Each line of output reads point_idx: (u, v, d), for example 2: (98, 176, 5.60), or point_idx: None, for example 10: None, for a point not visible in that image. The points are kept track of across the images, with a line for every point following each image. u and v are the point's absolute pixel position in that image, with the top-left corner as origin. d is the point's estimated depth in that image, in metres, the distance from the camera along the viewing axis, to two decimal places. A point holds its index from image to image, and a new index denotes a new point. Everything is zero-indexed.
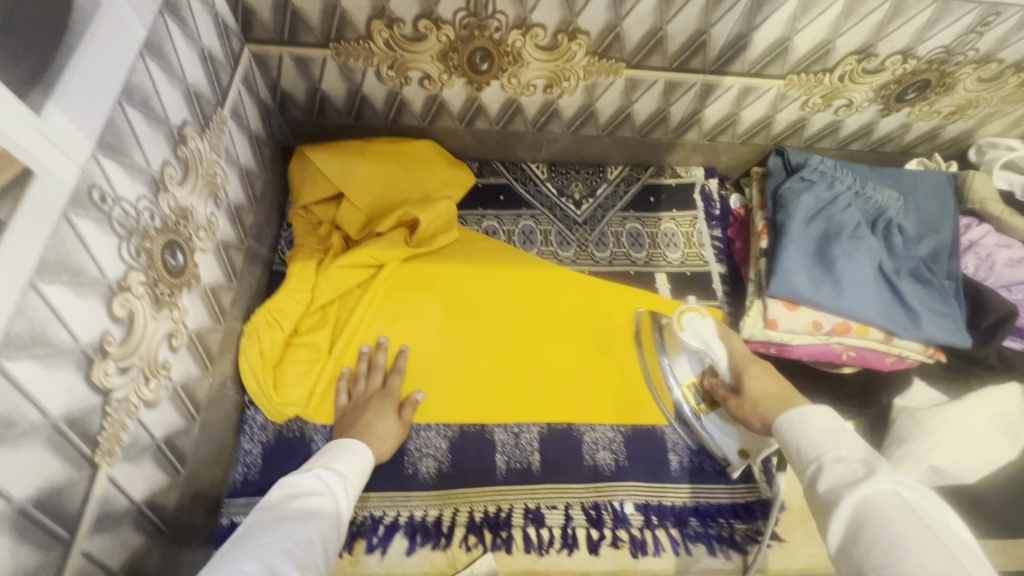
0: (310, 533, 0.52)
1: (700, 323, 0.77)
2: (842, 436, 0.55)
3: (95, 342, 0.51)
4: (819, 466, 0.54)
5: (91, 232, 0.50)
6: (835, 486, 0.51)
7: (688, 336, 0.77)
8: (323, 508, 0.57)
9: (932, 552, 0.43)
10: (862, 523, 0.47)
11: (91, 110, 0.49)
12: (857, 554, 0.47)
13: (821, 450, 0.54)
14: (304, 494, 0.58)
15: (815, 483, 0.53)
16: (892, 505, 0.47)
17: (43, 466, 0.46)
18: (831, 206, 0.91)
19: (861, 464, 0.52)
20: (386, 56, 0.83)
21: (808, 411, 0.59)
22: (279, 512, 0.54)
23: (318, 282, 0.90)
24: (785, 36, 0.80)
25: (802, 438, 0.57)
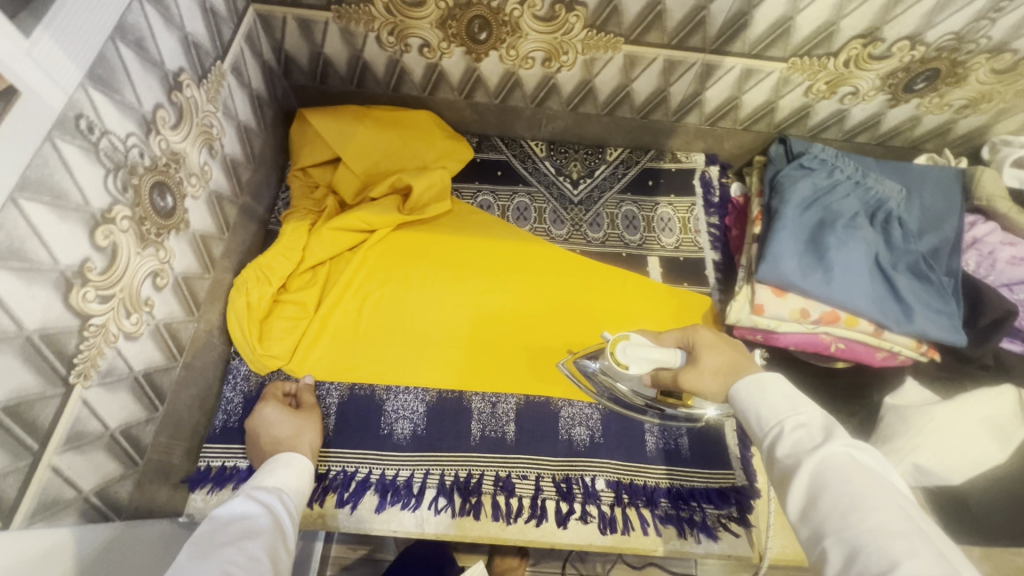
0: (251, 552, 0.51)
1: (636, 346, 0.72)
2: (797, 401, 0.56)
3: (76, 267, 0.54)
4: (780, 433, 0.54)
5: (76, 159, 0.52)
6: (794, 452, 0.51)
7: (637, 362, 0.71)
8: (262, 524, 0.56)
9: (888, 514, 0.44)
10: (821, 487, 0.48)
11: (81, 41, 0.51)
12: (816, 518, 0.47)
13: (781, 417, 0.54)
14: (238, 519, 0.56)
15: (775, 448, 0.53)
16: (847, 468, 0.48)
17: (15, 375, 0.48)
18: (829, 195, 0.89)
19: (818, 429, 0.52)
20: (386, 22, 0.85)
21: (765, 377, 0.59)
22: (212, 537, 0.52)
23: (309, 241, 0.91)
24: (786, 15, 0.79)
25: (761, 405, 0.57)
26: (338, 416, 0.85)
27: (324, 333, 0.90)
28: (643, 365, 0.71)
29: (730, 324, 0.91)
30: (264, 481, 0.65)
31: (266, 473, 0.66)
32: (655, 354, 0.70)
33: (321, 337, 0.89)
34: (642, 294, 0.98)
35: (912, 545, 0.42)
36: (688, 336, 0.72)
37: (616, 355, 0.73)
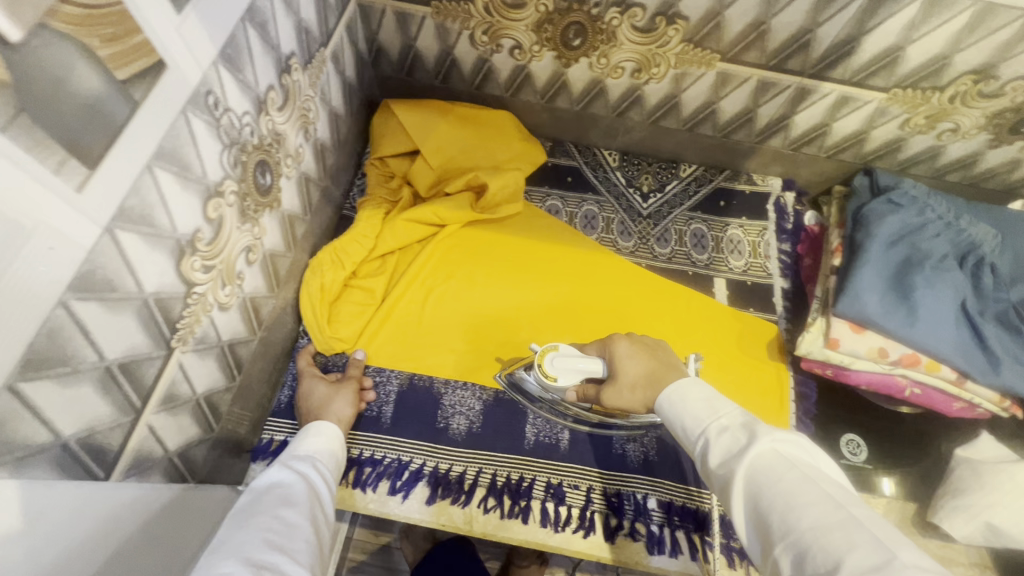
0: (288, 520, 0.53)
1: (563, 357, 0.76)
2: (716, 405, 0.59)
3: (189, 236, 0.56)
4: (707, 440, 0.56)
5: (202, 133, 0.54)
6: (726, 459, 0.53)
7: (566, 375, 0.75)
8: (296, 494, 0.58)
9: (821, 506, 0.44)
10: (758, 492, 0.48)
11: (218, 21, 0.53)
12: (761, 524, 0.47)
13: (705, 425, 0.57)
14: (275, 487, 0.58)
15: (708, 458, 0.55)
16: (776, 466, 0.49)
17: (134, 335, 0.50)
18: (918, 233, 0.86)
19: (741, 430, 0.54)
20: (483, 21, 0.85)
21: (683, 386, 0.62)
22: (254, 505, 0.54)
23: (383, 230, 0.93)
24: (897, 45, 0.76)
25: (684, 415, 0.60)
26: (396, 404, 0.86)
27: (388, 321, 0.91)
28: (574, 376, 0.75)
29: (799, 356, 0.89)
30: (297, 454, 0.67)
31: (299, 444, 0.69)
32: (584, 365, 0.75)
33: (385, 325, 0.91)
34: (710, 316, 0.97)
35: (849, 535, 0.41)
36: (608, 344, 0.76)
37: (546, 367, 0.76)
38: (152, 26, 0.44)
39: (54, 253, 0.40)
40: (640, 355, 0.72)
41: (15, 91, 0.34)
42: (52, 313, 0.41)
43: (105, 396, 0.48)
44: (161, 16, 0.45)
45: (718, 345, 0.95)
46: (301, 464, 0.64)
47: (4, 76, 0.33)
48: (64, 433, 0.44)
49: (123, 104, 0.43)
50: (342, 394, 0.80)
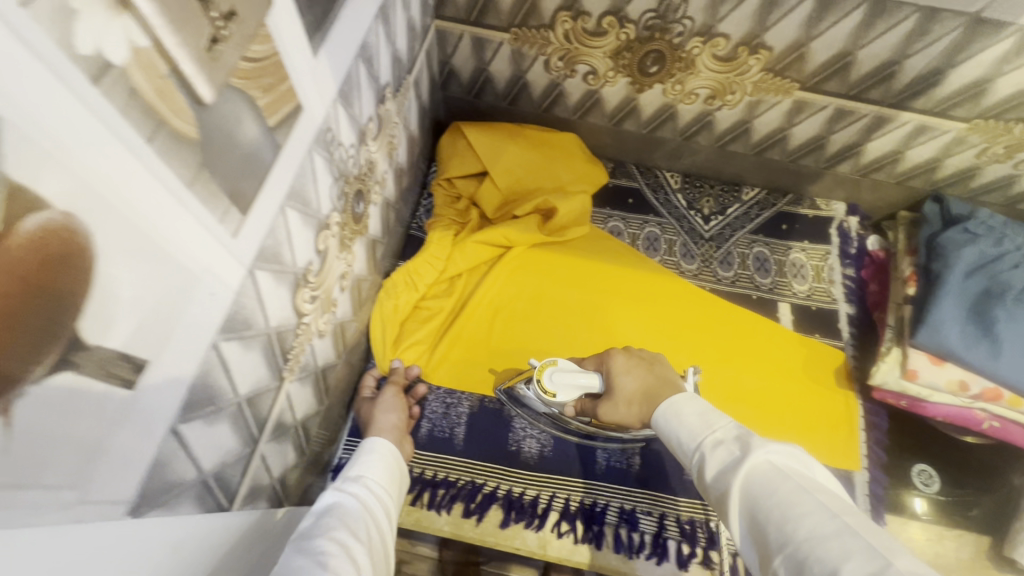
0: (342, 542, 0.51)
1: (560, 371, 0.77)
2: (710, 419, 0.58)
3: (304, 269, 0.57)
4: (703, 454, 0.55)
5: (321, 169, 0.55)
6: (721, 472, 0.52)
7: (567, 391, 0.76)
8: (353, 521, 0.55)
9: (817, 516, 0.43)
10: (754, 503, 0.47)
11: (340, 62, 0.54)
12: (760, 536, 0.45)
13: (700, 439, 0.56)
14: (329, 510, 0.56)
15: (703, 472, 0.54)
16: (770, 478, 0.47)
17: (259, 370, 0.51)
18: (997, 264, 0.84)
19: (735, 443, 0.53)
20: (560, 47, 0.86)
21: (678, 402, 0.62)
22: (308, 537, 0.51)
23: (453, 252, 0.94)
24: (985, 78, 0.76)
25: (680, 429, 0.60)
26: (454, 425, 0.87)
27: (456, 343, 0.92)
28: (574, 391, 0.76)
29: (873, 386, 0.88)
30: (350, 473, 0.65)
31: (353, 464, 0.67)
32: (581, 380, 0.75)
33: (453, 345, 0.91)
34: (774, 341, 0.96)
35: (845, 545, 0.39)
36: (607, 358, 0.77)
37: (545, 382, 0.76)
38: (296, 73, 0.45)
39: (212, 298, 0.41)
40: (638, 371, 0.74)
41: (199, 148, 0.35)
42: (206, 354, 0.42)
43: (234, 431, 0.49)
44: (303, 63, 0.46)
45: (782, 371, 0.94)
46: (355, 487, 0.62)
47: (194, 134, 0.34)
48: (205, 469, 0.46)
49: (271, 149, 0.44)
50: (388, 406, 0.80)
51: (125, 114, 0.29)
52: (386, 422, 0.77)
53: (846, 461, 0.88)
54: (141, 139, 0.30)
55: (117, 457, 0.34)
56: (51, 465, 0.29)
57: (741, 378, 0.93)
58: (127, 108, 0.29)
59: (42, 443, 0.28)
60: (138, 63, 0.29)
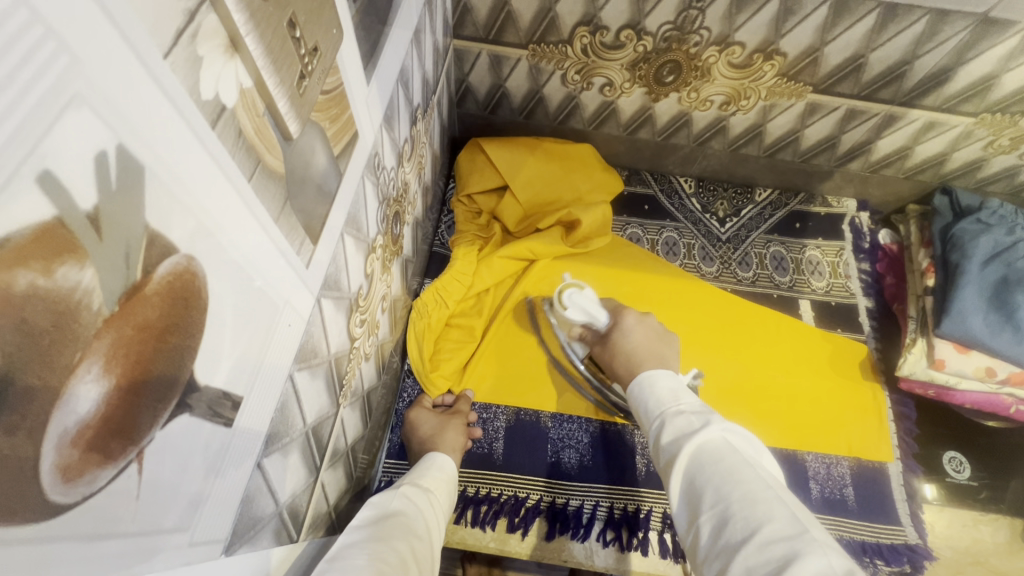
0: (401, 552, 0.48)
1: (581, 296, 0.82)
2: (680, 394, 0.59)
3: (356, 294, 0.57)
4: (663, 421, 0.57)
5: (370, 194, 0.56)
6: (675, 438, 0.53)
7: (574, 313, 0.81)
8: (416, 529, 0.53)
9: (753, 484, 0.46)
10: (699, 467, 0.49)
11: (385, 88, 0.55)
12: (693, 496, 0.49)
13: (665, 407, 0.58)
14: (395, 513, 0.54)
15: (660, 436, 0.55)
16: (721, 450, 0.50)
17: (322, 398, 0.51)
18: (1011, 251, 0.86)
19: (696, 416, 0.54)
20: (578, 61, 0.87)
21: (654, 373, 0.63)
22: (372, 533, 0.49)
23: (480, 268, 0.94)
24: (992, 74, 0.79)
25: (649, 398, 0.61)
26: (497, 365, 0.92)
27: (484, 353, 0.92)
28: (579, 318, 0.81)
29: (901, 378, 0.89)
30: (422, 479, 0.64)
31: (423, 473, 0.65)
32: (590, 311, 0.80)
33: (486, 359, 0.92)
34: (799, 339, 0.98)
35: (771, 510, 0.43)
36: (620, 316, 0.80)
37: (562, 296, 0.82)
38: (355, 103, 0.46)
39: (290, 329, 0.41)
40: (641, 329, 0.77)
41: (284, 182, 0.35)
42: (284, 385, 0.42)
43: (302, 461, 0.49)
44: (360, 92, 0.47)
45: (810, 367, 0.95)
46: (419, 494, 0.60)
47: (281, 168, 0.35)
48: (281, 502, 0.45)
49: (335, 178, 0.45)
50: (453, 425, 0.80)
51: (232, 152, 0.29)
52: (453, 442, 0.78)
53: (879, 450, 0.89)
54: (243, 176, 0.30)
55: (218, 497, 0.34)
56: (168, 509, 0.29)
57: (773, 378, 0.94)
58: (235, 147, 0.29)
59: (163, 486, 0.28)
60: (243, 103, 0.29)
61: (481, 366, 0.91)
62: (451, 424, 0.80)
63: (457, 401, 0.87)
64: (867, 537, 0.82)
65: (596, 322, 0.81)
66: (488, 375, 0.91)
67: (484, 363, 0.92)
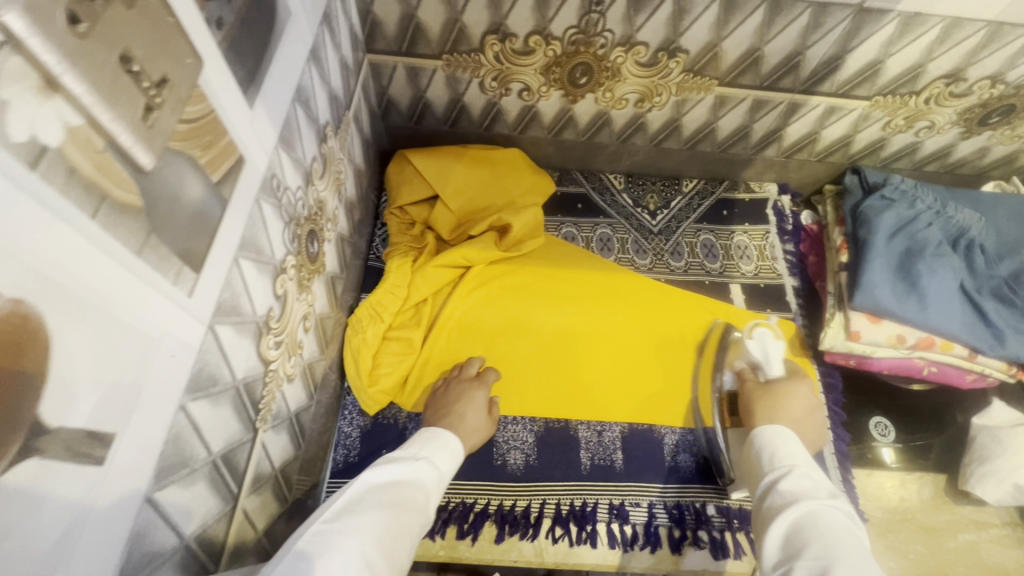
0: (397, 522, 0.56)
1: (771, 341, 0.86)
2: (812, 462, 0.65)
3: (265, 316, 0.56)
4: (785, 471, 0.62)
5: (270, 216, 0.56)
6: (794, 489, 0.59)
7: (753, 348, 0.86)
8: (419, 501, 0.61)
9: (862, 561, 0.49)
10: (812, 523, 0.54)
11: (277, 108, 0.55)
12: (797, 543, 0.53)
13: (794, 463, 0.63)
14: (406, 475, 0.63)
15: (778, 482, 0.61)
16: (841, 524, 0.54)
17: (230, 425, 0.51)
18: (913, 224, 0.93)
19: (825, 488, 0.59)
20: (493, 68, 0.89)
21: (791, 433, 0.68)
22: (378, 496, 0.58)
23: (414, 278, 0.94)
24: (877, 59, 0.83)
25: (779, 448, 0.66)
26: (650, 361, 0.96)
27: (430, 364, 0.92)
28: (755, 354, 0.86)
29: (825, 352, 0.94)
30: (430, 445, 0.71)
31: (432, 442, 0.72)
32: (771, 356, 0.84)
33: (428, 369, 0.92)
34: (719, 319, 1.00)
35: None
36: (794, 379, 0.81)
37: (754, 329, 0.87)
38: (234, 127, 0.46)
39: (175, 359, 0.40)
40: (814, 405, 0.77)
41: (146, 215, 0.36)
42: (174, 417, 0.41)
43: (213, 490, 0.49)
44: (238, 115, 0.47)
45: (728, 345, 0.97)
46: (431, 457, 0.68)
47: (137, 202, 0.34)
48: (187, 534, 0.45)
49: (217, 205, 0.45)
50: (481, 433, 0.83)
51: (66, 192, 0.29)
52: (472, 424, 0.82)
53: None
54: (85, 215, 0.30)
55: (94, 538, 0.33)
56: (27, 555, 0.29)
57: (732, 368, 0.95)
58: (68, 186, 0.29)
59: (12, 534, 0.28)
60: (74, 141, 0.29)
61: (626, 354, 0.96)
62: (478, 405, 0.84)
63: (484, 371, 0.90)
64: None
65: (766, 369, 0.84)
66: (627, 372, 0.95)
67: (595, 356, 0.96)
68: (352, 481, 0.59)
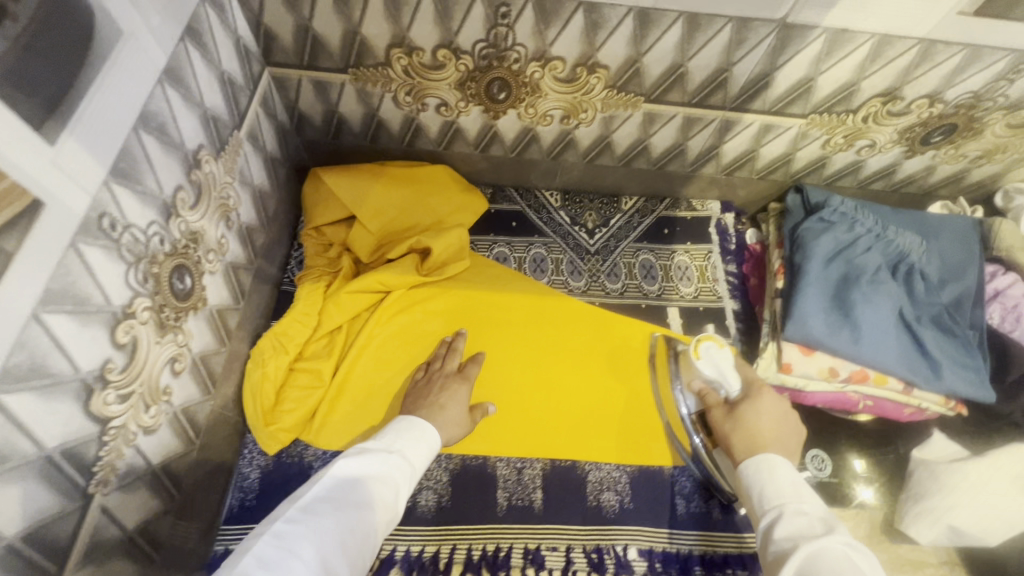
0: (365, 526, 0.56)
1: (719, 354, 0.81)
2: (802, 491, 0.61)
3: (96, 371, 0.51)
4: (779, 513, 0.58)
5: (98, 259, 0.50)
6: (791, 535, 0.55)
7: (705, 367, 0.80)
8: (387, 499, 0.61)
9: None
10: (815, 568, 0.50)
11: (105, 139, 0.49)
12: None
13: (784, 501, 0.59)
14: (375, 475, 0.62)
15: (774, 528, 0.57)
16: (844, 562, 0.50)
17: (34, 500, 0.46)
18: (850, 249, 0.88)
19: (820, 523, 0.56)
20: (404, 83, 0.83)
21: (774, 459, 0.64)
22: (348, 496, 0.57)
23: (326, 305, 0.89)
24: (808, 76, 0.79)
25: (766, 487, 0.62)
26: (616, 388, 0.92)
27: (342, 397, 0.85)
28: (708, 372, 0.80)
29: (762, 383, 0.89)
30: (402, 435, 0.69)
31: (404, 432, 0.69)
32: (725, 372, 0.79)
33: (338, 403, 0.85)
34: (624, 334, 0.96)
35: None
36: (753, 389, 0.76)
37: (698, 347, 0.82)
38: (19, 168, 0.40)
39: None
40: (783, 411, 0.73)
41: None
42: None
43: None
44: (26, 154, 0.41)
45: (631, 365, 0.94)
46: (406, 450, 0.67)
47: None
48: None
49: None
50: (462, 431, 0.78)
51: None
52: (451, 416, 0.77)
53: None
54: None
55: None
56: None
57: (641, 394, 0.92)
58: None
59: None
60: None
61: (600, 382, 0.92)
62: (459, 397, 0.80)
63: (465, 366, 0.86)
64: (729, 549, 0.83)
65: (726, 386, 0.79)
66: (560, 404, 0.90)
67: (542, 385, 0.91)
68: (323, 475, 0.59)
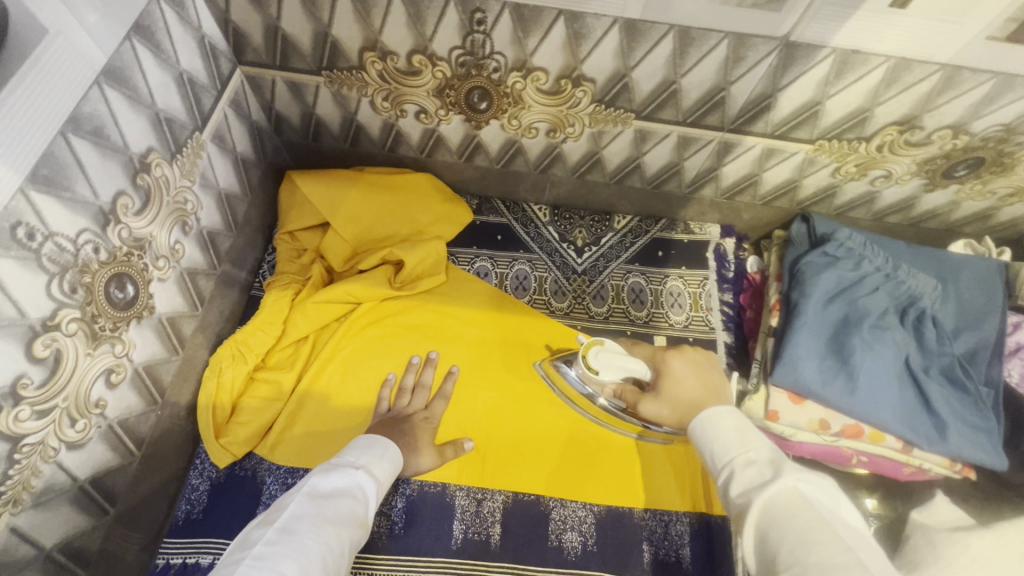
0: (341, 543, 0.53)
1: (613, 353, 0.73)
2: (748, 435, 0.52)
3: (6, 387, 0.48)
4: (732, 472, 0.49)
5: (10, 271, 0.47)
6: (746, 491, 0.46)
7: (609, 373, 0.72)
8: (358, 514, 0.57)
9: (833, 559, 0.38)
10: (774, 534, 0.42)
11: (23, 144, 0.46)
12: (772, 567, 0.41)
13: (730, 455, 0.50)
14: (342, 494, 0.58)
15: (730, 488, 0.48)
16: (797, 512, 0.42)
17: None
18: (855, 288, 0.81)
19: (768, 465, 0.47)
20: (381, 87, 0.79)
21: (715, 411, 0.55)
22: (318, 511, 0.54)
23: (291, 315, 0.86)
24: (815, 99, 0.71)
25: (711, 443, 0.53)
26: (552, 420, 0.86)
27: (302, 411, 0.81)
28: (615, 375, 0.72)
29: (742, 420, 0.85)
30: (360, 454, 0.66)
31: (363, 451, 0.66)
32: (630, 364, 0.70)
33: (297, 419, 0.81)
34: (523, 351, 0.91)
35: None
36: (663, 364, 0.69)
37: (588, 359, 0.73)
38: None
39: None
40: (704, 368, 0.66)
41: None
42: None
43: None
44: None
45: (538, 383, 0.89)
46: (370, 469, 0.64)
47: None
48: None
49: None
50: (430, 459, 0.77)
51: None
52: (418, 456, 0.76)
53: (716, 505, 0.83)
54: None
55: None
56: None
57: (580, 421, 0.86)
58: None
59: None
60: None
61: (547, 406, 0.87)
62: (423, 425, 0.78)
63: (433, 402, 0.82)
64: None
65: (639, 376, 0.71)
66: (529, 432, 0.85)
67: (509, 412, 0.86)
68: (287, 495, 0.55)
